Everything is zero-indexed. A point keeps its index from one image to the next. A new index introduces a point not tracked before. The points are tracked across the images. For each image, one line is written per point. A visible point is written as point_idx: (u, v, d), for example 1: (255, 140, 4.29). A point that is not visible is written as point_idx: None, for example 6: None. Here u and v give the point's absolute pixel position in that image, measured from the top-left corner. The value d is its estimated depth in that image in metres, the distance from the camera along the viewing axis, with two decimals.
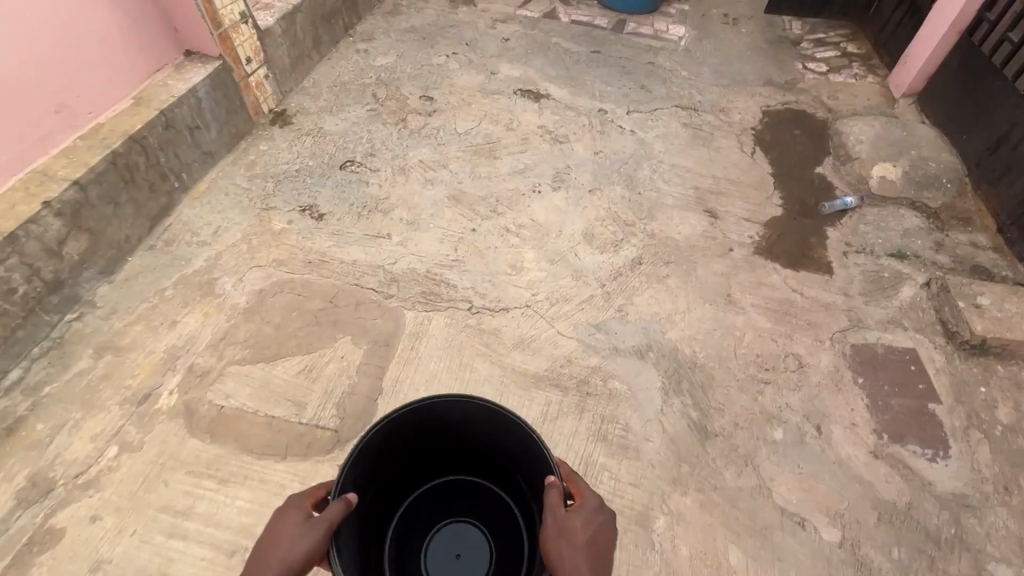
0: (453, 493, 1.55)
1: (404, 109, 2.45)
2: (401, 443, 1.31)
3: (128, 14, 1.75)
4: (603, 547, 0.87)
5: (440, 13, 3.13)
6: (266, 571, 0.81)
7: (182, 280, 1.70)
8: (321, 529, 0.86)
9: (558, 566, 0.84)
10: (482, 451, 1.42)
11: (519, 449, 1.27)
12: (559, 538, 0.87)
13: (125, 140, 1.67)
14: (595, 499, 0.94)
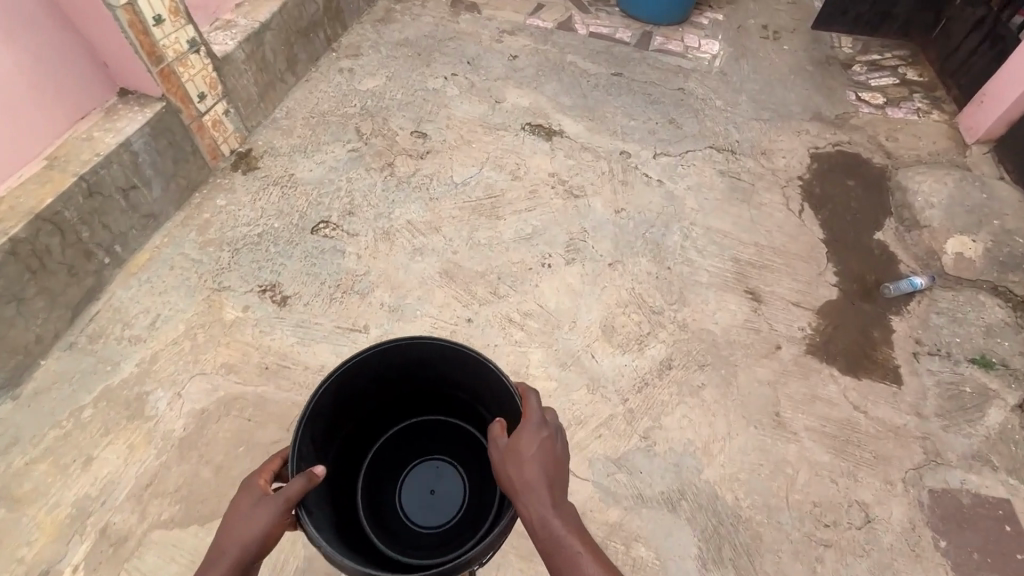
0: (425, 436, 1.51)
1: (392, 149, 2.08)
2: (359, 393, 1.29)
3: (31, 52, 1.38)
4: (556, 456, 0.95)
5: (439, 22, 2.72)
6: (227, 554, 0.83)
7: (103, 395, 1.37)
8: (277, 507, 0.87)
9: (519, 485, 0.91)
10: (440, 391, 1.41)
11: (478, 382, 1.26)
12: (510, 461, 0.94)
13: (29, 221, 1.32)
14: (540, 413, 0.99)
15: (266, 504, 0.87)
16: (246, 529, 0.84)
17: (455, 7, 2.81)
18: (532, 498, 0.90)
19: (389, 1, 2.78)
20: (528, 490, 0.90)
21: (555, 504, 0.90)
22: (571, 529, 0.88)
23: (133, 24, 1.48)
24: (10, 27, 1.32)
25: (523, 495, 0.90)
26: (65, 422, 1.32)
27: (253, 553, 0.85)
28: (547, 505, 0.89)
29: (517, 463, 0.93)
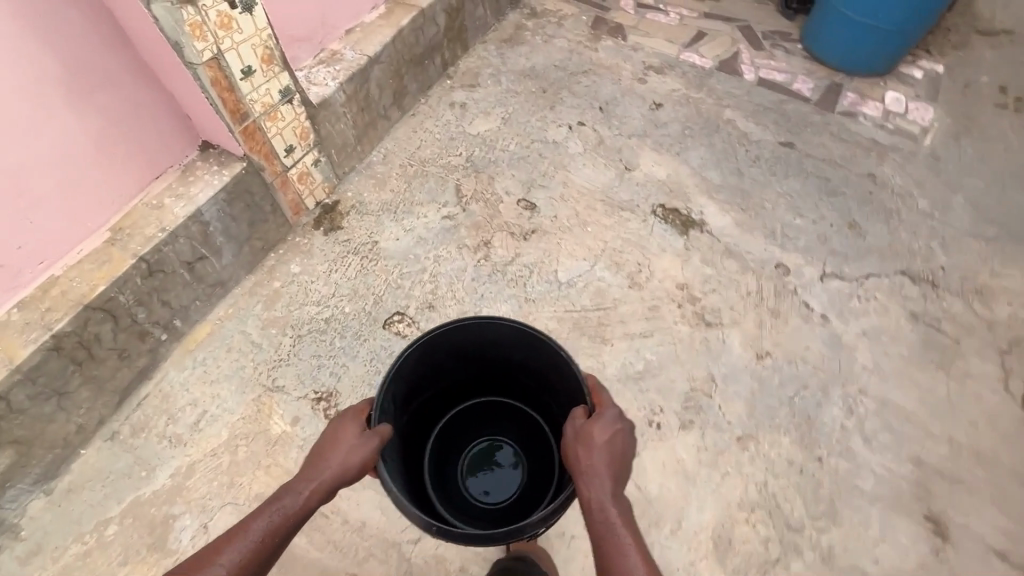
0: (479, 416, 1.52)
1: (493, 222, 1.76)
2: (433, 365, 1.26)
3: (103, 111, 1.19)
4: (621, 452, 0.90)
5: (574, 47, 2.30)
6: (323, 473, 0.87)
7: (129, 512, 1.22)
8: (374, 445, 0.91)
9: (584, 468, 0.87)
10: (506, 373, 1.39)
11: (546, 370, 1.22)
12: (577, 443, 0.90)
13: (78, 313, 1.17)
14: (616, 410, 0.95)
15: (365, 444, 0.91)
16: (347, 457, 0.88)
17: (595, 29, 2.37)
18: (591, 489, 0.85)
19: (520, 16, 2.40)
20: (589, 480, 0.86)
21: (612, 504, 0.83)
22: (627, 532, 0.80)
23: (216, 81, 1.25)
24: (79, 85, 1.13)
25: (583, 480, 0.86)
26: (89, 538, 1.19)
27: (346, 478, 0.88)
28: (606, 494, 0.84)
29: (583, 449, 0.89)
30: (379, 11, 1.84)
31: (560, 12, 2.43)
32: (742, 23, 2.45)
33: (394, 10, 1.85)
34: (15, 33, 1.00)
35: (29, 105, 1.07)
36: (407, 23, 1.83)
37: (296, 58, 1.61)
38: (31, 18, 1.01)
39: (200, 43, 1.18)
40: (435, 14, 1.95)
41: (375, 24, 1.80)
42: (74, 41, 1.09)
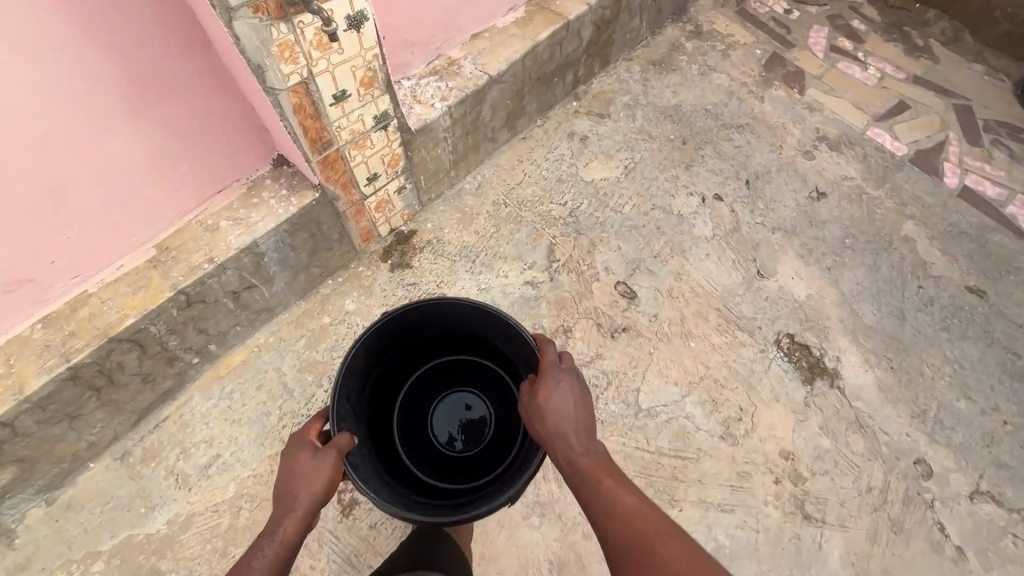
0: (438, 376, 1.57)
1: (580, 304, 1.48)
2: (381, 344, 1.30)
3: (165, 121, 1.01)
4: (581, 405, 0.93)
5: (735, 90, 1.87)
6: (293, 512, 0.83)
7: (119, 552, 1.14)
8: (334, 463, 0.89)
9: (546, 437, 0.90)
10: (449, 329, 1.44)
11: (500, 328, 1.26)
12: (536, 414, 0.93)
13: (100, 345, 1.04)
14: (555, 362, 0.98)
15: (319, 470, 0.88)
16: (314, 485, 0.85)
17: (768, 71, 1.92)
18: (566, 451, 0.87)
19: (680, 34, 1.98)
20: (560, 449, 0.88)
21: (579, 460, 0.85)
22: (607, 474, 0.81)
23: (301, 107, 1.02)
24: (139, 92, 0.95)
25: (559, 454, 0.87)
26: (75, 568, 1.13)
27: (321, 501, 0.86)
28: (571, 447, 0.87)
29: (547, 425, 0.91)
30: (515, 15, 1.52)
31: (729, 38, 1.99)
32: (962, 101, 1.90)
33: (534, 17, 1.52)
34: (66, 29, 0.82)
35: (76, 111, 0.90)
36: (545, 38, 1.50)
37: (405, 64, 1.35)
38: (86, 14, 0.82)
39: (288, 66, 0.94)
40: (581, 27, 1.60)
41: (507, 33, 1.49)
42: (140, 43, 0.90)
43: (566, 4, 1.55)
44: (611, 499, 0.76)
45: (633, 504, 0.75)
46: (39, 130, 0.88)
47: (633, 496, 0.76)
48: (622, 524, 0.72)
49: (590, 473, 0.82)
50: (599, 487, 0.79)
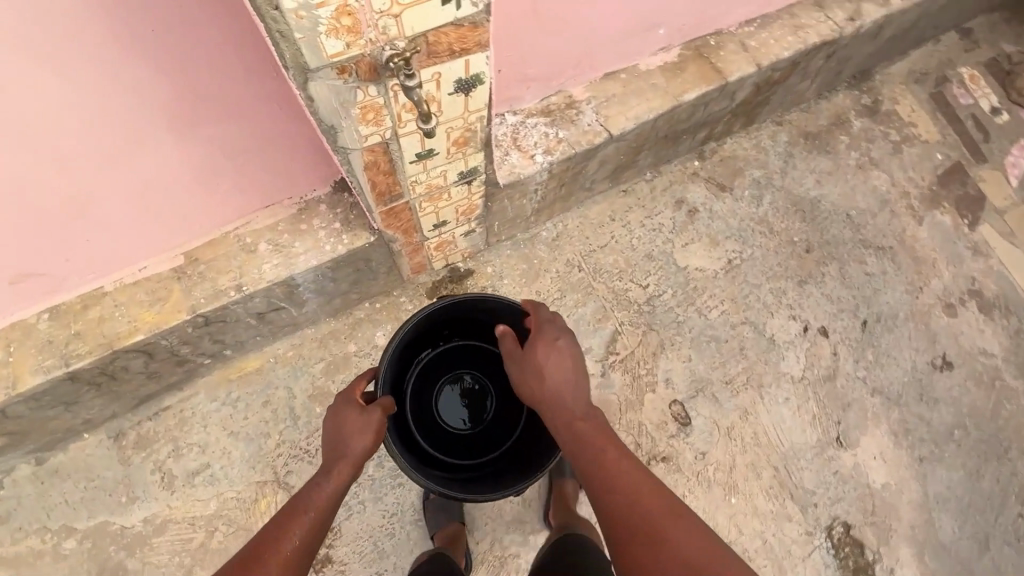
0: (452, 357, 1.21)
1: (625, 413, 1.30)
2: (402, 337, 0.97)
3: (214, 139, 0.84)
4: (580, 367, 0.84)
5: (891, 200, 1.54)
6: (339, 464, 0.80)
7: (91, 537, 1.13)
8: (378, 420, 0.84)
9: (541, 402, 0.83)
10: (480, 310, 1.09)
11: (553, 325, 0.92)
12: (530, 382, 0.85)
13: (102, 354, 0.94)
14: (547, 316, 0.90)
15: (362, 428, 0.83)
16: (361, 443, 0.82)
17: (940, 186, 1.56)
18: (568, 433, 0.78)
19: (851, 107, 1.61)
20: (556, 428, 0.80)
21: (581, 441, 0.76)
22: (621, 460, 0.73)
23: (374, 164, 0.82)
24: (189, 108, 0.78)
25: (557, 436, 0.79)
26: (48, 538, 1.12)
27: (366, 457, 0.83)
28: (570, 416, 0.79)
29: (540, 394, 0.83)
30: (665, 56, 1.22)
31: (908, 128, 1.61)
32: None
33: (687, 66, 1.22)
34: (104, 36, 0.65)
35: (110, 120, 0.74)
36: (691, 98, 1.21)
37: (516, 98, 1.11)
38: (130, 24, 0.65)
39: (368, 128, 0.74)
40: (739, 89, 1.29)
41: (648, 80, 1.20)
42: (194, 58, 0.72)
43: (731, 58, 1.24)
44: (626, 496, 0.69)
45: (652, 499, 0.68)
46: (62, 135, 0.73)
47: (647, 490, 0.69)
48: (641, 523, 0.65)
49: (598, 460, 0.73)
50: (612, 478, 0.71)
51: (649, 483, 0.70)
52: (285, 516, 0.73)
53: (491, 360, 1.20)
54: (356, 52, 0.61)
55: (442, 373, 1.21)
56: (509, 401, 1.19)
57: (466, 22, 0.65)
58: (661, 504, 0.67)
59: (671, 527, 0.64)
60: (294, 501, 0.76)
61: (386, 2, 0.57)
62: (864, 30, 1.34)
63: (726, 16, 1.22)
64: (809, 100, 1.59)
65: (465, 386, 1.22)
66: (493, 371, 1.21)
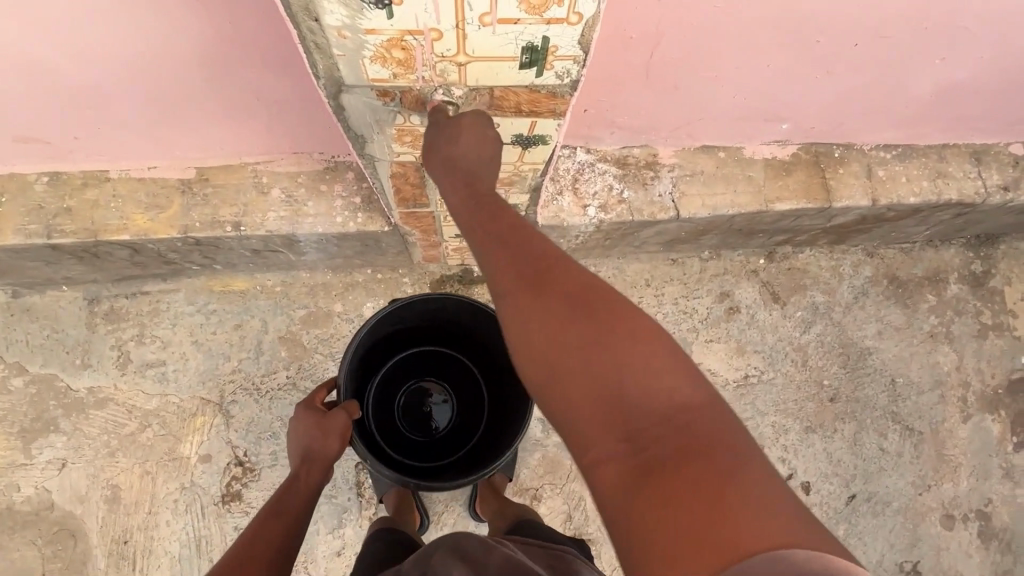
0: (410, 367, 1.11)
1: (570, 482, 1.25)
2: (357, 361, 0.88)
3: (249, 84, 0.76)
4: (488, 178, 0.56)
5: (945, 385, 1.38)
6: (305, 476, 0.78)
7: (38, 384, 1.16)
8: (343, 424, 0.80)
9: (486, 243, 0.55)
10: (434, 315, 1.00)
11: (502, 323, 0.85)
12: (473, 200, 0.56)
13: (85, 238, 0.92)
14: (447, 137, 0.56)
15: (331, 428, 0.80)
16: (327, 448, 0.79)
17: (1007, 392, 1.39)
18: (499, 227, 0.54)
19: (956, 267, 1.41)
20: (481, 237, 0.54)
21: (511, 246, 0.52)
22: (557, 264, 0.50)
23: (402, 176, 0.73)
24: (225, 49, 0.69)
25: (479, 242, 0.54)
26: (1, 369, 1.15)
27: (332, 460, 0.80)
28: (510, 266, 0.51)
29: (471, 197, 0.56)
30: (776, 151, 1.06)
31: (1006, 316, 1.41)
32: None
33: (795, 171, 1.06)
34: None
35: (141, 37, 0.67)
36: (782, 209, 1.06)
37: (593, 138, 0.97)
38: None
39: (402, 147, 0.65)
40: (840, 215, 1.12)
41: (745, 170, 1.05)
42: (243, 9, 0.63)
43: (847, 180, 1.07)
44: (568, 330, 0.46)
45: (607, 328, 0.46)
46: (86, 35, 0.66)
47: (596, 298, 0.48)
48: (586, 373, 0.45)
49: (526, 283, 0.50)
50: (557, 307, 0.48)
51: (594, 284, 0.49)
52: (264, 520, 0.71)
53: (450, 363, 1.11)
54: (403, 83, 0.52)
55: (409, 379, 1.12)
56: (472, 400, 1.11)
57: (543, 90, 0.54)
58: (613, 319, 0.46)
59: (629, 358, 0.44)
60: (274, 505, 0.73)
61: (451, 49, 0.47)
62: (1014, 205, 1.14)
63: (866, 134, 1.04)
64: (915, 242, 1.40)
65: (432, 395, 1.13)
66: (453, 373, 1.12)
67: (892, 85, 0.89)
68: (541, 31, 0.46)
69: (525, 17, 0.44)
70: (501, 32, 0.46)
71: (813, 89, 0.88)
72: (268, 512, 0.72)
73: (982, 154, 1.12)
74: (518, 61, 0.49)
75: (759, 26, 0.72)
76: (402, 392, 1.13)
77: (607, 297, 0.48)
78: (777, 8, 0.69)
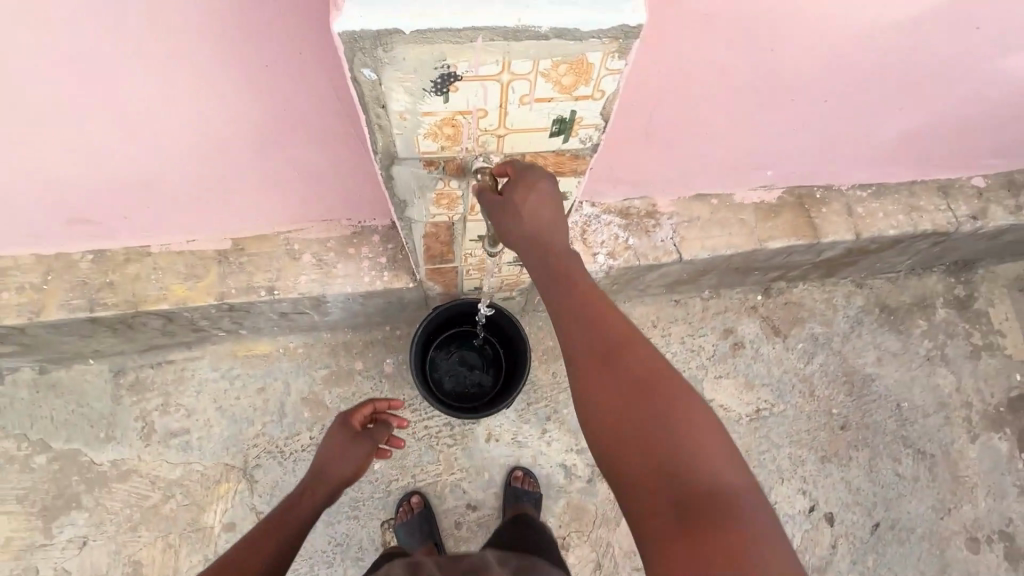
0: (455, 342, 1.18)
1: (597, 527, 1.25)
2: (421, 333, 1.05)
3: (292, 159, 0.84)
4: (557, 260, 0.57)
5: (949, 407, 1.43)
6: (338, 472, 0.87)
7: (60, 461, 1.16)
8: (355, 445, 0.89)
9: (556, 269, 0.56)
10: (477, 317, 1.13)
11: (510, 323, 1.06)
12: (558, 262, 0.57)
13: (128, 310, 0.97)
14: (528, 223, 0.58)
15: (348, 454, 0.88)
16: (350, 456, 0.88)
17: (1009, 410, 1.43)
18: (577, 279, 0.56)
19: (941, 293, 1.50)
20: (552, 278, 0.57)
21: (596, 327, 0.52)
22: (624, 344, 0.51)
23: (434, 235, 0.81)
24: (273, 130, 0.77)
25: (554, 314, 0.55)
26: (24, 447, 1.15)
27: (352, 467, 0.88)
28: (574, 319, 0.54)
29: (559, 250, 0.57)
30: (764, 195, 1.16)
31: (995, 337, 1.49)
32: None
33: (782, 213, 1.16)
34: (208, 57, 0.64)
35: (196, 125, 0.74)
36: (775, 247, 1.15)
37: (598, 192, 1.06)
38: (235, 55, 0.64)
39: (439, 209, 0.72)
40: (828, 249, 1.22)
41: (738, 213, 1.15)
42: (288, 92, 0.71)
43: (831, 218, 1.17)
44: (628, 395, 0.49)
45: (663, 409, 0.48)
46: (147, 125, 0.73)
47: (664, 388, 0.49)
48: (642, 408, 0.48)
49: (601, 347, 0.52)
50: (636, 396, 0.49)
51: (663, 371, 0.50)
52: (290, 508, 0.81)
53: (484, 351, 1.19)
54: (449, 154, 0.59)
55: (451, 350, 1.18)
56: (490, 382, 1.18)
57: (568, 153, 0.63)
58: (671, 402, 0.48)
59: (688, 441, 0.46)
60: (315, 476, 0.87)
61: (493, 123, 0.55)
62: (984, 232, 1.25)
63: (842, 176, 1.15)
64: (900, 271, 1.49)
65: (466, 371, 1.18)
66: (484, 356, 1.19)
67: (862, 133, 1.00)
68: (570, 106, 0.54)
69: (557, 96, 0.52)
70: (537, 108, 0.54)
71: (795, 137, 0.97)
72: (303, 494, 0.83)
73: (948, 188, 1.22)
74: (549, 131, 0.57)
75: (745, 87, 0.82)
76: (444, 359, 1.18)
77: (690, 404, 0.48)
78: (756, 72, 0.79)
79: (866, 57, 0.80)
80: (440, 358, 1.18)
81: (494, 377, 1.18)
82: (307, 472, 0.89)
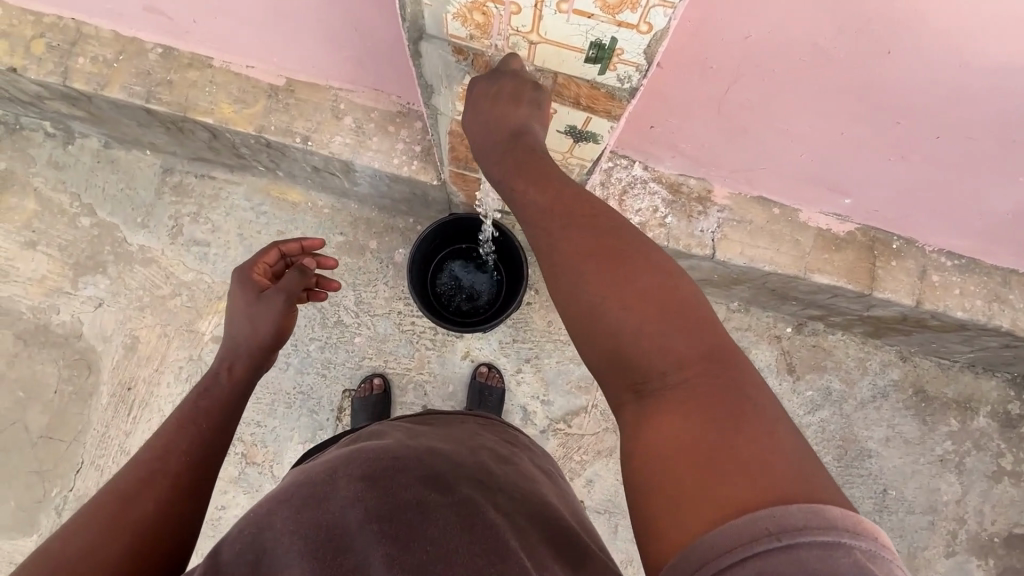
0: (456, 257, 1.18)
1: None
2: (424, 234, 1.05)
3: (353, 15, 0.81)
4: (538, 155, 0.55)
5: (938, 514, 1.32)
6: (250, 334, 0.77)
7: (100, 229, 1.28)
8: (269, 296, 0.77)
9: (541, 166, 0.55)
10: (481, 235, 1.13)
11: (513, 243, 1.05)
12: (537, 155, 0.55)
13: (177, 112, 1.01)
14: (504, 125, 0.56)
15: (262, 310, 0.77)
16: (262, 317, 0.77)
17: (1002, 543, 1.31)
18: (524, 165, 0.55)
19: (991, 401, 1.34)
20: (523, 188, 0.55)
21: (564, 218, 0.51)
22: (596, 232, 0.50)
23: (458, 135, 0.78)
24: None
25: (536, 215, 0.52)
26: (75, 206, 1.28)
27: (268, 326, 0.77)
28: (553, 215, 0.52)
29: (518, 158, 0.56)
30: (833, 224, 1.03)
31: None
32: None
33: (846, 249, 1.03)
34: None
35: None
36: (820, 281, 1.04)
37: (653, 155, 0.98)
38: None
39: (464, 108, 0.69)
40: (879, 306, 1.09)
41: (796, 232, 1.03)
42: None
43: (897, 275, 1.04)
44: (614, 297, 0.47)
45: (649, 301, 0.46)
46: None
47: (641, 263, 0.48)
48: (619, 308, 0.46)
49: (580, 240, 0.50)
50: (601, 271, 0.48)
51: (639, 246, 0.49)
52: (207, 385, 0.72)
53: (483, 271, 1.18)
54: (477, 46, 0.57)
55: (449, 265, 1.18)
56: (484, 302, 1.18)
57: (603, 88, 0.58)
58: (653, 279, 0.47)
59: (666, 326, 0.45)
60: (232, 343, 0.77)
61: (526, 25, 0.51)
62: None
63: (928, 233, 1.01)
64: (955, 361, 1.34)
65: (460, 287, 1.18)
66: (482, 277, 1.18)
67: (968, 189, 0.86)
68: (610, 31, 0.49)
69: (598, 14, 0.47)
70: (573, 21, 0.49)
71: (886, 170, 0.85)
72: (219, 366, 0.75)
73: None
74: (584, 54, 0.52)
75: (841, 92, 0.71)
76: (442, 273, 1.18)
77: (652, 263, 0.48)
78: (860, 77, 0.68)
79: (1000, 98, 0.67)
80: (437, 271, 1.17)
81: (488, 300, 1.18)
82: (222, 350, 0.78)
